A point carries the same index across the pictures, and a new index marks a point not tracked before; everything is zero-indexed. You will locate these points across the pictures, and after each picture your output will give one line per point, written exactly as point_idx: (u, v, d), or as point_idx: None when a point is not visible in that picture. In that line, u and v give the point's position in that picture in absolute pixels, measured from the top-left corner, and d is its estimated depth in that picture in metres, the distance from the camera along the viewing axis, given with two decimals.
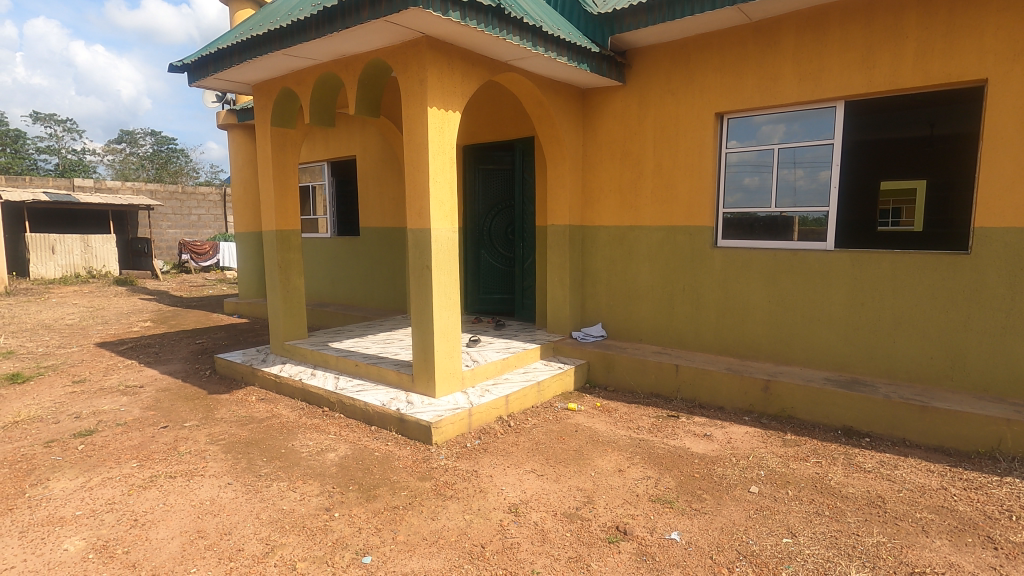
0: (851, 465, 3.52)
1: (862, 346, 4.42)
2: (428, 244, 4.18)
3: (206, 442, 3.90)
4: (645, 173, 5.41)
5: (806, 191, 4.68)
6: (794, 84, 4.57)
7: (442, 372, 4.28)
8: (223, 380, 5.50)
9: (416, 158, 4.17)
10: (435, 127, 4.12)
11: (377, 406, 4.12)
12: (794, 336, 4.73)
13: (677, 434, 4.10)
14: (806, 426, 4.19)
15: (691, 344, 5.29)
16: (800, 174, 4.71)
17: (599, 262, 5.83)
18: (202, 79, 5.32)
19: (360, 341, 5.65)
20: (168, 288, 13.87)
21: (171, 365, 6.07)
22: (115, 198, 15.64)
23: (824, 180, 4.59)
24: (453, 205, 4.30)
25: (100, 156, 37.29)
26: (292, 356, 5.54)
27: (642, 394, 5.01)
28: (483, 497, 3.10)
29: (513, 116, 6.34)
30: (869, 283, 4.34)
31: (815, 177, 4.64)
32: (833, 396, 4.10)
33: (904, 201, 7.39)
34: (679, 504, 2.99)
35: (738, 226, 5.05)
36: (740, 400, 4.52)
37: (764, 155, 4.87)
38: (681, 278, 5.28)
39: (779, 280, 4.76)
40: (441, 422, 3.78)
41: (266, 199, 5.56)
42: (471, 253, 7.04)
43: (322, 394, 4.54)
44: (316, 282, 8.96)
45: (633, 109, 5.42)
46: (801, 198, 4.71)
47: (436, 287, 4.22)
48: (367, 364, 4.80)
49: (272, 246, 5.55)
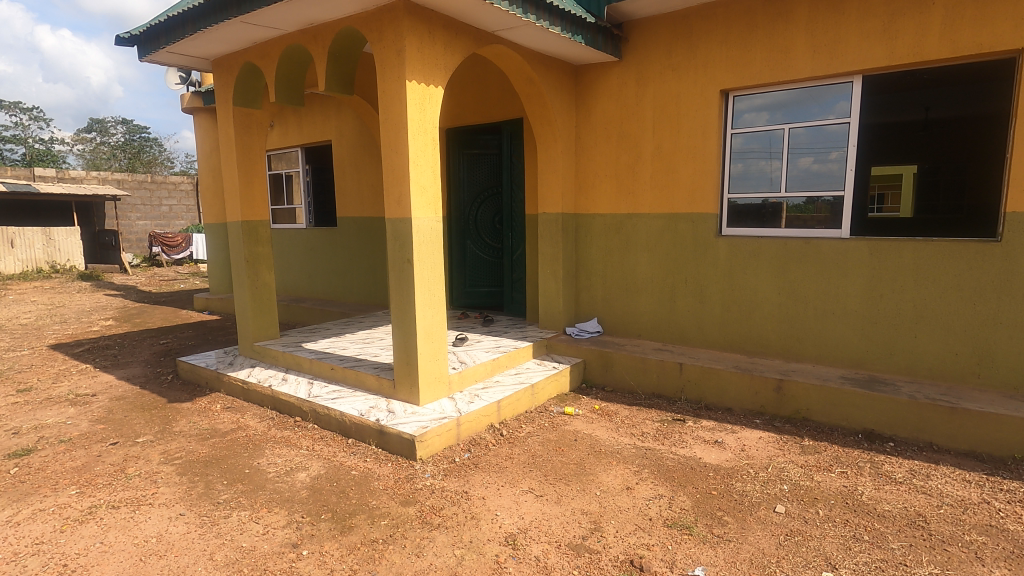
0: (881, 476, 3.19)
1: (879, 341, 4.10)
2: (409, 234, 3.74)
3: (159, 462, 3.44)
4: (643, 157, 5.01)
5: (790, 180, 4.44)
6: (808, 58, 4.19)
7: (426, 377, 3.87)
8: (186, 386, 5.02)
9: (395, 139, 3.72)
10: (416, 104, 3.67)
11: (354, 417, 3.70)
12: (806, 331, 4.40)
13: (687, 442, 3.74)
14: (823, 430, 3.86)
15: (694, 340, 4.94)
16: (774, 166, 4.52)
17: (595, 252, 5.44)
18: (152, 54, 4.76)
19: (337, 341, 5.20)
20: (137, 282, 13.20)
21: (130, 369, 5.56)
22: (79, 188, 14.85)
23: (809, 166, 4.37)
24: (437, 191, 3.86)
25: (69, 145, 35.87)
26: (262, 359, 5.08)
27: (643, 395, 4.66)
28: (475, 525, 2.70)
29: (499, 95, 5.89)
30: (889, 273, 4.01)
31: (799, 163, 4.40)
32: (853, 396, 3.78)
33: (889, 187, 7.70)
34: (699, 530, 2.63)
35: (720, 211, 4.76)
36: (749, 401, 4.19)
37: (751, 141, 4.60)
38: (683, 269, 4.91)
39: (791, 271, 4.41)
40: (426, 435, 3.38)
41: (229, 187, 5.06)
42: (455, 244, 6.60)
43: (294, 403, 4.10)
44: (291, 276, 8.46)
45: (630, 87, 5.02)
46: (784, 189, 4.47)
47: (419, 282, 3.79)
48: (343, 367, 4.37)
49: (238, 238, 5.07)
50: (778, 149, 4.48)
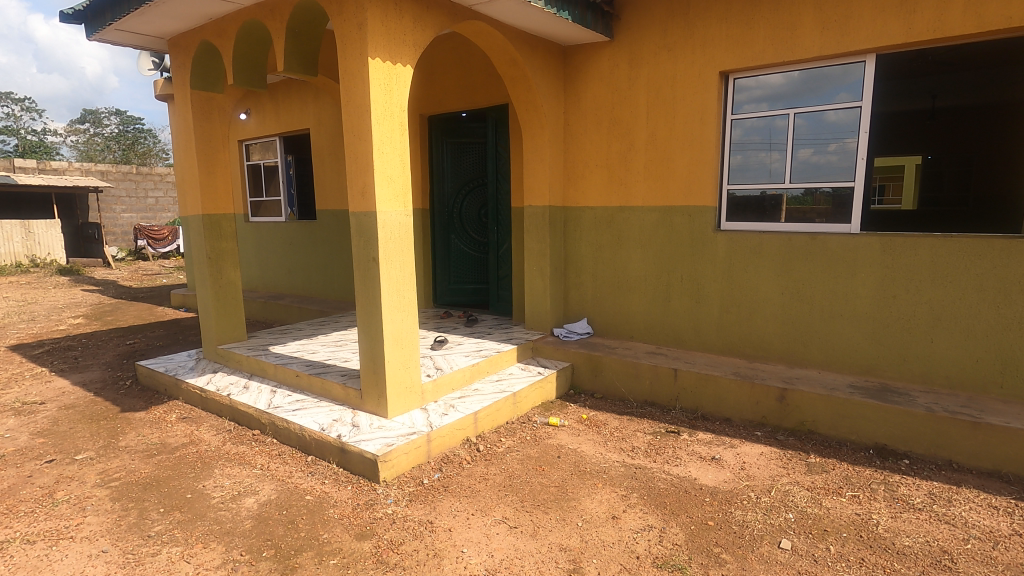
0: (898, 502, 2.84)
1: (891, 347, 3.76)
2: (373, 230, 3.38)
3: (93, 485, 3.09)
4: (636, 145, 4.64)
5: (779, 173, 4.14)
6: (816, 35, 3.80)
7: (395, 388, 3.52)
8: (144, 393, 4.66)
9: (357, 124, 3.34)
10: (381, 85, 3.30)
11: (314, 432, 3.35)
12: (811, 334, 4.05)
13: (681, 458, 3.40)
14: (830, 444, 3.52)
15: (690, 342, 4.59)
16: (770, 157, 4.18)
17: (584, 248, 5.08)
18: (101, 32, 4.36)
19: (308, 344, 4.84)
20: (120, 277, 12.84)
21: (87, 374, 5.20)
22: (61, 180, 14.43)
23: (809, 158, 4.02)
24: (406, 182, 3.49)
25: (61, 137, 35.28)
26: (226, 363, 4.72)
27: (634, 402, 4.31)
28: (437, 566, 2.36)
29: (483, 80, 5.49)
30: (902, 272, 3.66)
31: (797, 154, 4.06)
32: (863, 408, 3.44)
33: (891, 178, 7.44)
34: (693, 572, 2.29)
35: (718, 204, 4.39)
36: (750, 411, 3.84)
37: (753, 129, 4.23)
38: (679, 266, 4.56)
39: (796, 269, 4.05)
40: (391, 454, 3.04)
41: (189, 178, 4.69)
42: (439, 238, 6.23)
43: (253, 414, 3.75)
44: (271, 271, 8.09)
45: (622, 69, 4.63)
46: (776, 180, 4.16)
47: (386, 283, 3.43)
48: (308, 374, 4.01)
49: (198, 233, 4.70)
50: (780, 137, 4.13)
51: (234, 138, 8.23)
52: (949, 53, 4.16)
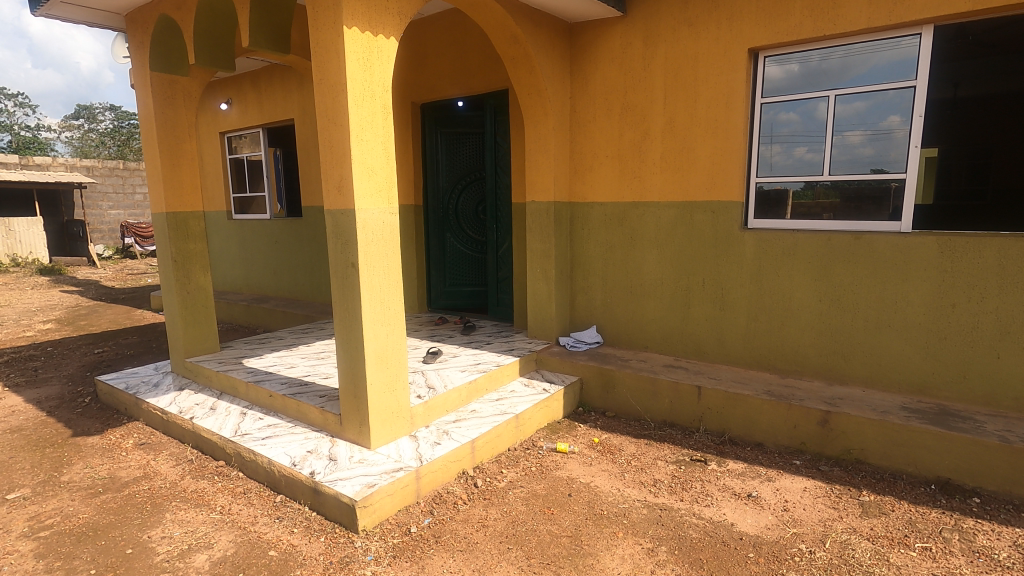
0: (980, 557, 2.37)
1: (949, 362, 3.28)
2: (352, 232, 2.88)
3: (18, 537, 2.60)
4: (652, 133, 4.14)
5: (780, 168, 3.80)
6: (864, 3, 3.29)
7: (380, 414, 3.04)
8: (102, 413, 4.17)
9: (333, 106, 2.83)
10: (359, 60, 2.79)
11: (284, 468, 2.86)
12: (853, 346, 3.56)
13: (712, 497, 2.91)
14: (883, 477, 3.04)
15: (713, 355, 4.11)
16: (778, 150, 3.79)
17: (593, 248, 4.59)
18: (45, 7, 3.84)
19: (286, 357, 4.35)
20: (103, 276, 12.35)
21: (44, 389, 4.69)
22: (43, 175, 13.88)
23: (802, 156, 3.71)
24: (390, 175, 2.99)
25: (54, 132, 34.71)
26: (194, 378, 4.22)
27: (652, 423, 3.83)
28: None
29: (480, 62, 4.97)
30: (963, 277, 3.18)
31: (792, 152, 3.75)
32: (923, 436, 2.95)
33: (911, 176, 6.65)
34: None
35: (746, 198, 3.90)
36: (786, 436, 3.35)
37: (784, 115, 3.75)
38: (700, 269, 4.07)
39: (836, 274, 3.56)
40: (372, 498, 2.56)
41: (152, 172, 4.19)
42: (433, 237, 5.75)
43: (217, 443, 3.26)
44: (256, 272, 7.60)
45: (636, 48, 4.13)
46: (774, 174, 3.82)
47: (368, 294, 2.93)
48: (283, 395, 3.52)
49: (163, 234, 4.20)
50: (779, 130, 3.78)
51: (215, 130, 7.70)
52: (998, 31, 3.68)
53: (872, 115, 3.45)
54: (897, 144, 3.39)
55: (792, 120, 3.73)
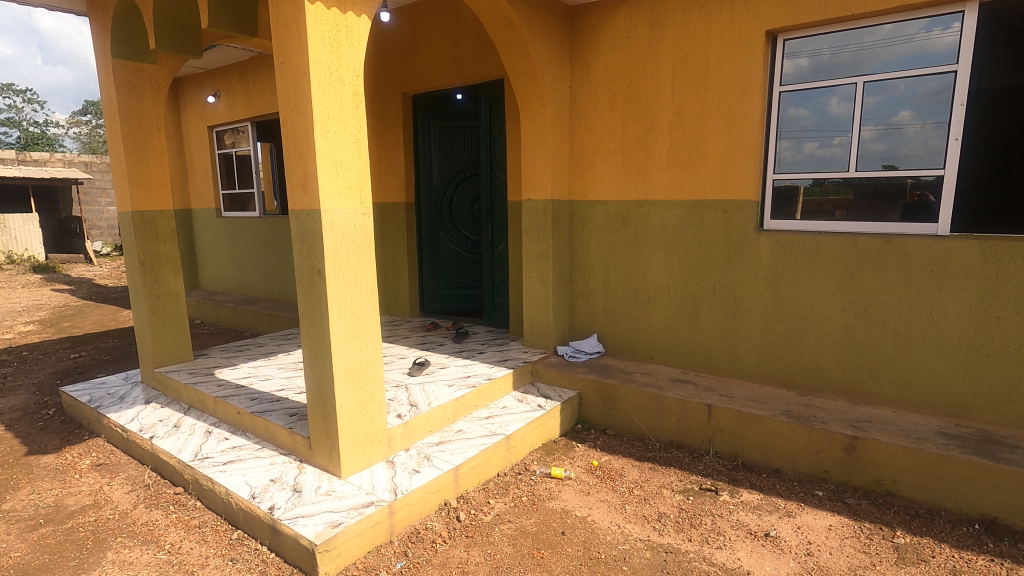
0: None
1: (992, 383, 2.92)
2: (318, 235, 2.55)
3: None
4: (659, 124, 3.78)
5: (788, 166, 3.45)
6: None
7: (352, 439, 2.72)
8: (64, 427, 3.87)
9: (295, 93, 2.49)
10: (325, 40, 2.45)
11: (242, 501, 2.55)
12: (882, 361, 3.21)
13: (723, 537, 2.57)
14: (918, 513, 2.69)
15: (725, 368, 3.76)
16: (785, 146, 3.44)
17: (594, 249, 4.24)
18: None
19: (262, 368, 4.03)
20: (99, 275, 12.10)
21: (8, 399, 4.40)
22: (40, 171, 13.63)
23: (812, 153, 3.36)
24: (362, 172, 2.65)
25: (61, 128, 34.65)
26: (162, 390, 3.92)
27: (656, 443, 3.49)
28: None
29: (474, 49, 4.61)
30: (1012, 287, 2.80)
31: (801, 148, 3.39)
32: (965, 469, 2.60)
33: None
34: None
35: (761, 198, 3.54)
36: (807, 463, 3.00)
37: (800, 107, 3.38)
38: (711, 273, 3.72)
39: (863, 281, 3.19)
40: (335, 541, 2.24)
41: (117, 168, 3.88)
42: (425, 236, 5.42)
43: (175, 467, 2.95)
44: (245, 272, 7.30)
45: (642, 31, 3.76)
46: (784, 172, 3.47)
47: (336, 305, 2.61)
48: (250, 413, 3.20)
49: (129, 234, 3.89)
50: (786, 126, 3.43)
51: (203, 124, 7.39)
52: None
53: (903, 105, 3.07)
54: (908, 140, 3.07)
55: (802, 115, 3.38)
